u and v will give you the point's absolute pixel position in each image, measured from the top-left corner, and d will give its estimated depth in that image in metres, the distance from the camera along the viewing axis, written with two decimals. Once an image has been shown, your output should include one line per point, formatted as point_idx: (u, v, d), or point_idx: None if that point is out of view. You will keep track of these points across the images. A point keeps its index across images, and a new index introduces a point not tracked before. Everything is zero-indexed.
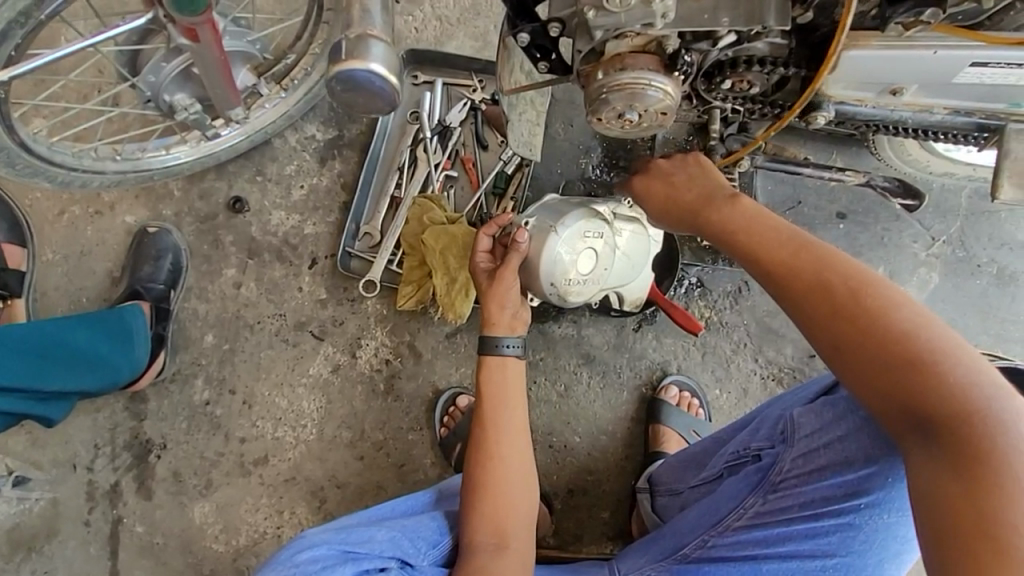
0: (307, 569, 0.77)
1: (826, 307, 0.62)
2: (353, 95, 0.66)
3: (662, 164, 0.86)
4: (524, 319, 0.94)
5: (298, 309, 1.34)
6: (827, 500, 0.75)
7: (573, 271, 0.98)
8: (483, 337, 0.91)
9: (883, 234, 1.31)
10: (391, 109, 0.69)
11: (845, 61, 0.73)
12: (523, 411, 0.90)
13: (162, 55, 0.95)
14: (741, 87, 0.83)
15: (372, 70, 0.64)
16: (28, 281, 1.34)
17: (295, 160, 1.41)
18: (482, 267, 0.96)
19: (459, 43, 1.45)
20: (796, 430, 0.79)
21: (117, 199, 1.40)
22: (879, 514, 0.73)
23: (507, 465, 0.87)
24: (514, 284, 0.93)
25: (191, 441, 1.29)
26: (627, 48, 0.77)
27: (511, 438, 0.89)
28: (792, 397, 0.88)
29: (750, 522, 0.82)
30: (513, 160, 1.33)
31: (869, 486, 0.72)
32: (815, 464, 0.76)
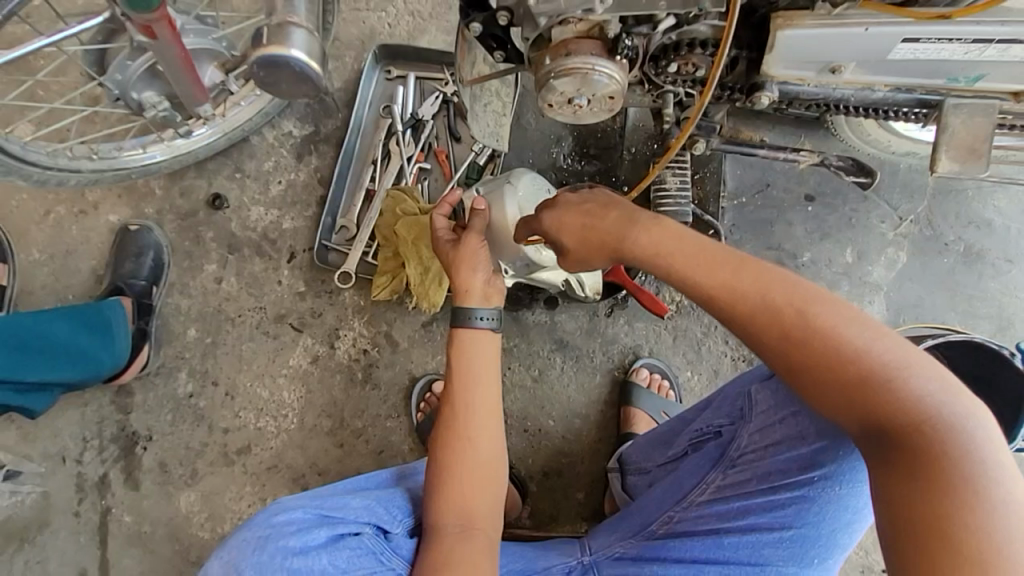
0: (282, 530, 0.81)
1: (776, 329, 0.63)
2: (274, 76, 0.70)
3: (571, 196, 0.83)
4: (499, 289, 0.91)
5: (278, 302, 1.37)
6: (784, 472, 0.77)
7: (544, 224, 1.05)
8: (458, 308, 0.89)
9: (851, 215, 1.33)
10: (315, 93, 0.74)
11: (782, 40, 0.75)
12: (495, 391, 0.88)
13: (127, 53, 0.97)
14: (687, 70, 0.84)
15: (293, 58, 0.68)
16: (11, 273, 1.38)
17: (272, 157, 1.43)
18: (444, 240, 0.95)
19: (431, 38, 1.47)
20: (753, 407, 0.82)
21: (100, 198, 1.43)
22: (833, 486, 0.74)
23: (476, 448, 0.86)
24: (481, 246, 0.93)
25: (176, 432, 1.33)
26: (571, 34, 0.80)
27: (482, 419, 0.87)
28: (751, 375, 0.91)
29: (712, 496, 0.84)
30: (485, 151, 1.36)
31: (823, 459, 0.74)
32: (771, 439, 0.79)
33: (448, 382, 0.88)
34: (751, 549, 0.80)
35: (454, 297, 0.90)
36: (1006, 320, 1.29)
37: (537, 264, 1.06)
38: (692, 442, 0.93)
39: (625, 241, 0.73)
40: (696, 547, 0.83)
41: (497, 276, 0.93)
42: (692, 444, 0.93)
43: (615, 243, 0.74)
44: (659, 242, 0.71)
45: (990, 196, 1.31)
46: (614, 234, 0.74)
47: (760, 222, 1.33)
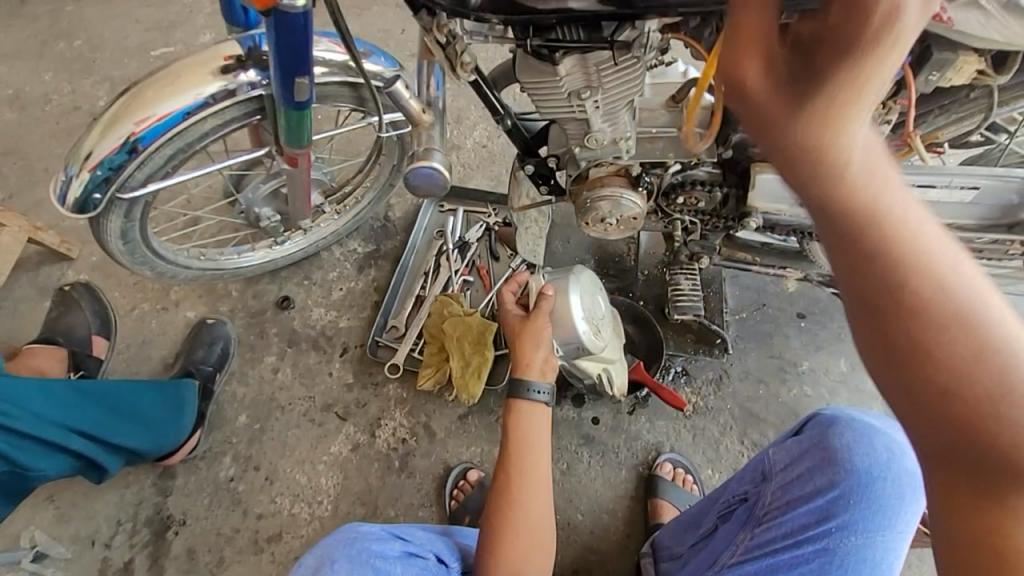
0: (366, 536, 0.83)
1: (896, 294, 0.39)
2: (420, 183, 0.97)
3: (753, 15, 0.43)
4: (553, 367, 1.08)
5: (327, 392, 1.50)
6: (804, 526, 0.82)
7: (596, 317, 1.19)
8: (516, 378, 1.04)
9: (840, 331, 1.52)
10: (441, 193, 1.00)
11: (760, 178, 1.06)
12: (545, 457, 0.99)
13: (261, 178, 1.28)
14: (691, 202, 1.14)
15: (434, 167, 0.95)
16: (102, 368, 1.53)
17: (337, 268, 1.69)
18: (513, 315, 1.13)
19: (477, 182, 1.84)
20: (772, 467, 0.91)
21: (184, 296, 1.65)
22: (850, 536, 0.80)
23: (528, 510, 0.94)
24: (546, 327, 1.10)
25: (211, 517, 1.35)
26: (605, 173, 1.09)
27: (533, 482, 0.96)
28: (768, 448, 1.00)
29: (742, 558, 0.86)
30: (521, 268, 1.62)
31: (836, 510, 0.81)
32: (792, 494, 0.86)
33: (505, 450, 0.99)
34: None
35: (515, 366, 1.06)
36: None
37: (587, 350, 1.17)
38: (721, 515, 0.97)
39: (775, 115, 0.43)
40: None
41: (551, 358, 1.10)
42: (720, 517, 0.97)
43: (800, 135, 0.41)
44: (866, 162, 0.41)
45: None
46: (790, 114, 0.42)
47: (760, 333, 1.52)
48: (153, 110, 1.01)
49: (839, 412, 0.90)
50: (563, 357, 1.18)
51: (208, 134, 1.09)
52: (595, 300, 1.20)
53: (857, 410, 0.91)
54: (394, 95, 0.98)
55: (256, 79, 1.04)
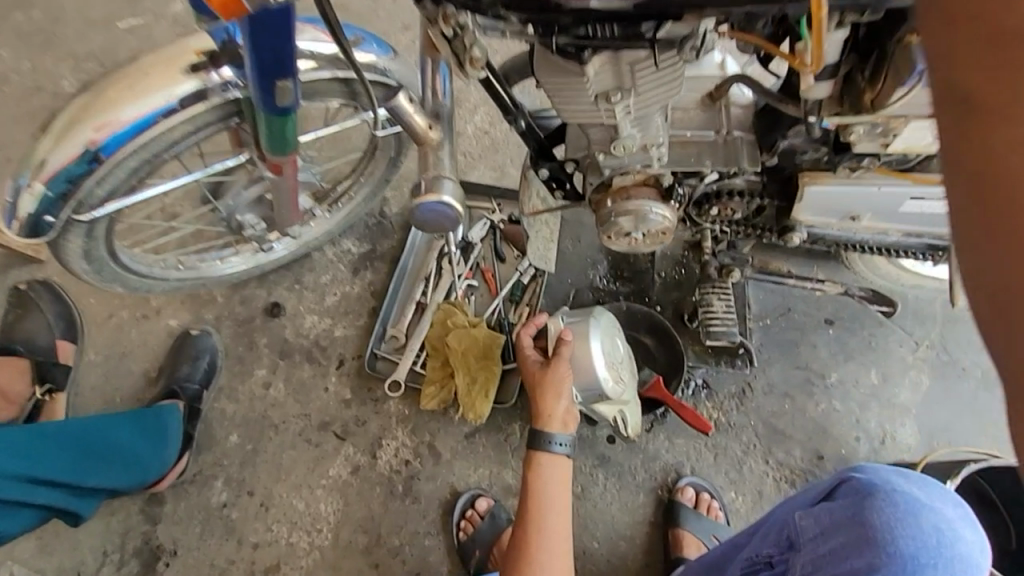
0: None
1: (1005, 129, 0.36)
2: (427, 220, 0.82)
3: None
4: (576, 416, 1.04)
5: (323, 409, 1.40)
6: None
7: (615, 359, 1.10)
8: (536, 430, 1.01)
9: (871, 338, 1.42)
10: (452, 230, 0.85)
11: (808, 194, 0.93)
12: (565, 514, 0.98)
13: (243, 184, 1.14)
14: (726, 212, 1.01)
15: (443, 202, 0.81)
16: (71, 376, 1.44)
17: (330, 271, 1.56)
18: (532, 361, 1.06)
19: (480, 173, 1.69)
20: (799, 536, 0.83)
21: (164, 303, 1.52)
22: None
23: (546, 570, 0.94)
24: (568, 374, 1.03)
25: (204, 547, 1.28)
26: (631, 182, 0.95)
27: (551, 540, 0.96)
28: (795, 499, 0.92)
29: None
30: (529, 271, 1.49)
31: None
32: (822, 572, 0.78)
33: (523, 504, 0.98)
34: None
35: (533, 419, 1.02)
36: None
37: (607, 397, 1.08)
38: (743, 573, 0.90)
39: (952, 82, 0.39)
40: None
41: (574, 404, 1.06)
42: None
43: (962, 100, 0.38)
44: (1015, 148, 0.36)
45: None
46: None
47: (787, 342, 1.42)
48: (117, 114, 0.86)
49: (877, 478, 0.82)
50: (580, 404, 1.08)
51: (176, 142, 0.95)
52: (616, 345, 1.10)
53: (902, 476, 0.82)
54: (395, 112, 0.84)
55: (232, 79, 0.89)
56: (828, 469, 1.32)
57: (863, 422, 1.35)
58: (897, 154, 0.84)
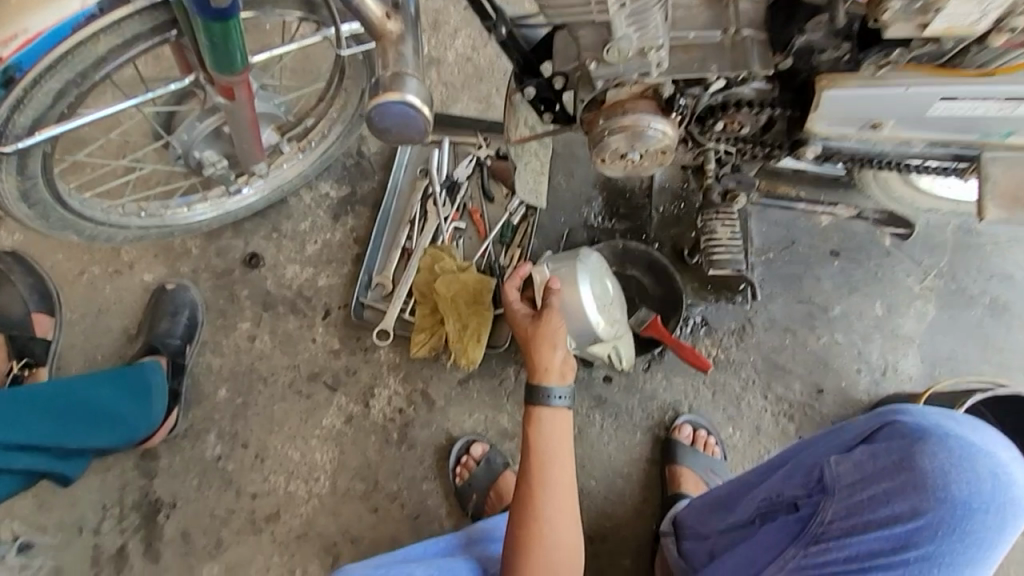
0: None
1: None
2: (389, 126, 0.75)
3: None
4: (574, 365, 0.96)
5: (311, 360, 1.36)
6: (875, 553, 0.77)
7: (605, 299, 1.10)
8: (533, 386, 0.93)
9: (877, 269, 1.36)
10: (422, 138, 0.78)
11: (827, 99, 0.83)
12: (570, 467, 0.90)
13: (197, 115, 1.03)
14: (732, 127, 0.91)
15: (407, 102, 0.73)
16: (52, 349, 1.37)
17: (309, 218, 1.47)
18: (522, 314, 1.01)
19: (464, 105, 1.56)
20: (836, 482, 0.80)
21: (137, 258, 1.44)
22: (930, 568, 0.75)
23: (554, 528, 0.87)
24: (560, 325, 0.98)
25: (202, 498, 1.27)
26: (626, 95, 0.86)
27: (558, 496, 0.89)
28: (823, 441, 0.88)
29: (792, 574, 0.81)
30: (519, 211, 1.40)
31: (917, 539, 0.75)
32: (861, 517, 0.78)
33: (525, 459, 0.90)
34: None
35: (530, 373, 0.95)
36: None
37: (601, 338, 1.09)
38: (762, 510, 0.89)
39: None
40: None
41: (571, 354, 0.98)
42: (761, 513, 0.89)
43: None
44: None
45: (1009, 250, 1.36)
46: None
47: (789, 276, 1.36)
48: (23, 27, 0.80)
49: (926, 422, 0.78)
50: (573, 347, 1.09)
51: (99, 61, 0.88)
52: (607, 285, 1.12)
53: (950, 417, 0.79)
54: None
55: None
56: (829, 402, 1.29)
57: (865, 354, 1.32)
58: (930, 45, 0.76)
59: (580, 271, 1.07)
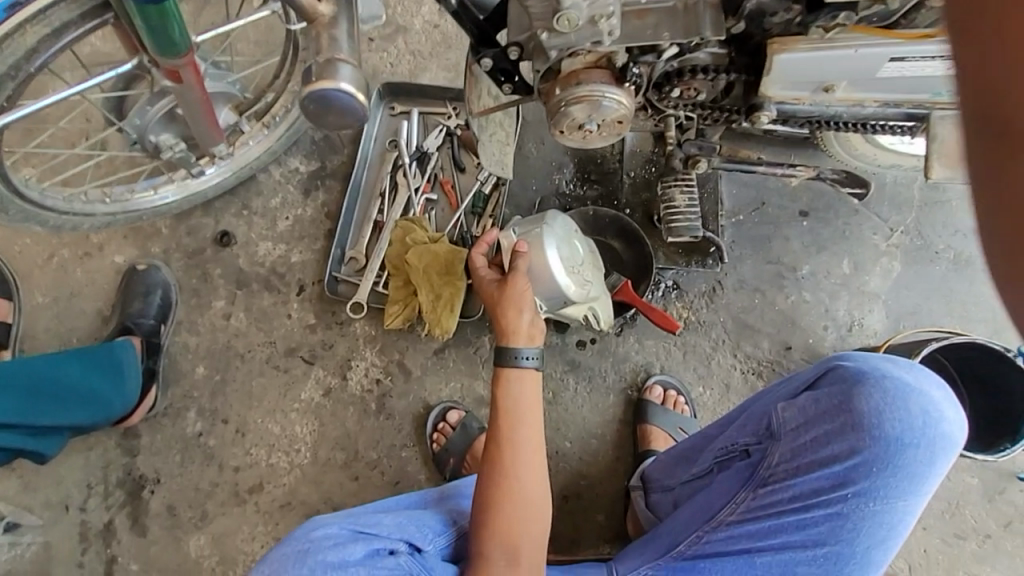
0: (320, 544, 0.81)
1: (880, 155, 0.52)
2: (324, 111, 0.73)
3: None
4: (541, 328, 0.98)
5: (288, 335, 1.37)
6: (816, 492, 0.82)
7: (574, 260, 1.10)
8: (501, 348, 0.95)
9: (845, 228, 1.38)
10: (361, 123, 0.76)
11: (779, 63, 0.82)
12: (537, 425, 0.92)
13: (147, 99, 1.02)
14: (689, 94, 0.90)
15: (341, 89, 0.71)
16: (14, 332, 1.36)
17: (279, 193, 1.46)
18: (490, 279, 1.03)
19: (432, 74, 1.53)
20: (782, 427, 0.84)
21: (106, 239, 1.43)
22: (865, 503, 0.80)
23: (523, 483, 0.89)
24: (526, 289, 0.99)
25: (185, 473, 1.29)
26: (581, 65, 0.84)
27: (526, 452, 0.91)
28: (773, 390, 0.92)
29: (742, 516, 0.85)
30: (490, 180, 1.39)
31: (855, 476, 0.80)
32: (804, 459, 0.82)
33: (493, 419, 0.92)
34: (781, 564, 0.84)
35: (498, 336, 0.97)
36: (1001, 322, 1.33)
37: (571, 300, 1.09)
38: (717, 460, 0.92)
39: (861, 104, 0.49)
40: (726, 568, 0.85)
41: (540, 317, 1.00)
42: (716, 462, 0.93)
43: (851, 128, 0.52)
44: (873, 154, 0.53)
45: None
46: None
47: (759, 237, 1.37)
48: None
49: (866, 366, 0.82)
50: (544, 310, 1.11)
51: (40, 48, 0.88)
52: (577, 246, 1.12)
53: (889, 360, 0.83)
54: None
55: None
56: (797, 359, 1.32)
57: (832, 311, 1.34)
58: (877, 4, 0.73)
59: (549, 232, 1.07)
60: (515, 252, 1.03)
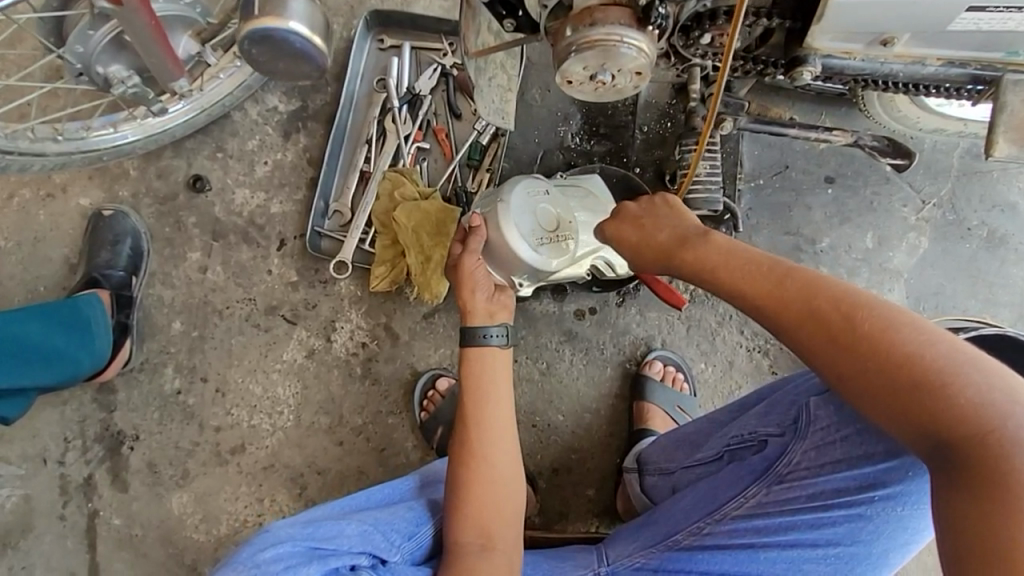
0: (269, 569, 0.78)
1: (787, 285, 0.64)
2: (270, 46, 0.77)
3: (631, 205, 0.80)
4: (504, 304, 0.95)
5: (268, 292, 1.29)
6: (839, 492, 0.73)
7: (542, 227, 0.99)
8: (465, 328, 0.93)
9: (872, 198, 1.27)
10: (317, 71, 0.82)
11: (833, 9, 0.68)
12: (506, 404, 0.92)
13: (88, 23, 0.89)
14: (721, 41, 0.78)
15: (291, 28, 0.75)
16: None
17: (257, 135, 1.32)
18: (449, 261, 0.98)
19: (427, 3, 1.35)
20: (810, 423, 0.75)
21: (69, 179, 1.31)
22: (893, 507, 0.71)
23: (493, 465, 0.89)
24: (479, 266, 0.94)
25: (165, 431, 1.25)
26: (597, 1, 0.71)
27: (496, 430, 0.91)
28: (804, 379, 0.83)
29: (751, 511, 0.79)
30: (488, 130, 1.26)
31: (887, 479, 0.70)
32: (829, 457, 0.73)
33: (460, 404, 0.92)
34: (789, 562, 0.78)
35: (460, 317, 0.95)
36: None
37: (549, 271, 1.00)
38: (730, 448, 0.87)
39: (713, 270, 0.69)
40: (726, 560, 0.80)
41: (501, 293, 0.95)
42: (728, 450, 0.87)
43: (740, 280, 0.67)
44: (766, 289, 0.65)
45: (1015, 178, 1.26)
46: (668, 246, 0.74)
47: (778, 205, 1.26)
48: None
49: None
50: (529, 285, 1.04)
51: None
52: (557, 209, 1.01)
53: None
54: None
55: None
56: None
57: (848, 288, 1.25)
58: None
59: (511, 202, 0.97)
60: (469, 228, 0.96)
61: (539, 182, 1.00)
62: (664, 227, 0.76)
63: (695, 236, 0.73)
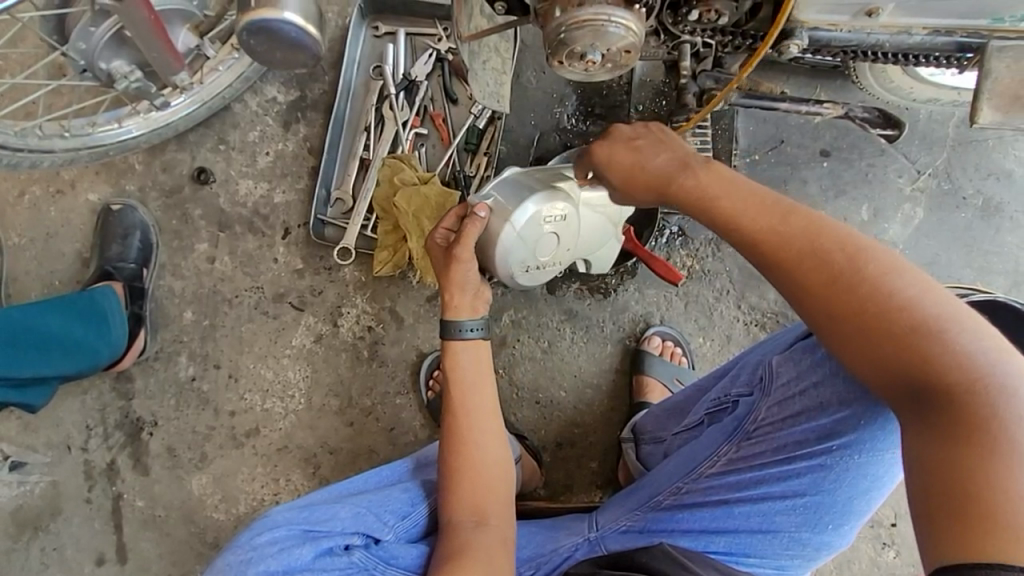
0: (266, 550, 0.87)
1: (794, 224, 0.66)
2: (268, 37, 0.79)
3: (623, 128, 0.81)
4: (485, 299, 0.97)
5: (275, 280, 1.32)
6: (801, 444, 0.75)
7: (534, 254, 1.01)
8: (445, 321, 0.95)
9: (867, 170, 1.28)
10: (314, 61, 0.84)
11: None
12: (490, 390, 0.96)
13: (88, 20, 0.92)
14: (709, 17, 0.78)
15: (287, 20, 0.77)
16: None
17: (257, 126, 1.35)
18: (439, 243, 0.98)
19: None
20: (773, 379, 0.79)
21: (77, 176, 1.34)
22: (851, 455, 0.73)
23: (481, 447, 0.93)
24: (469, 266, 0.94)
25: (181, 416, 1.30)
26: None
27: (483, 414, 0.95)
28: (770, 342, 0.86)
29: (725, 467, 0.82)
30: (485, 114, 1.27)
31: (842, 429, 0.72)
32: (791, 411, 0.76)
33: (448, 390, 0.95)
34: (762, 514, 0.81)
35: (443, 308, 0.96)
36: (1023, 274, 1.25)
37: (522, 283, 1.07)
38: (710, 411, 0.90)
39: (717, 206, 0.70)
40: (703, 518, 0.83)
41: (483, 287, 0.97)
42: (709, 414, 0.91)
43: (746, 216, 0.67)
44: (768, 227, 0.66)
45: (1011, 145, 1.27)
46: (664, 175, 0.74)
47: (774, 180, 1.27)
48: None
49: None
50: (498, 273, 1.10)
51: None
52: (561, 237, 1.01)
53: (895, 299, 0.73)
54: None
55: None
56: None
57: None
58: None
59: (520, 218, 0.96)
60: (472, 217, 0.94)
61: (561, 207, 0.97)
62: (658, 152, 0.76)
63: (695, 162, 0.73)
